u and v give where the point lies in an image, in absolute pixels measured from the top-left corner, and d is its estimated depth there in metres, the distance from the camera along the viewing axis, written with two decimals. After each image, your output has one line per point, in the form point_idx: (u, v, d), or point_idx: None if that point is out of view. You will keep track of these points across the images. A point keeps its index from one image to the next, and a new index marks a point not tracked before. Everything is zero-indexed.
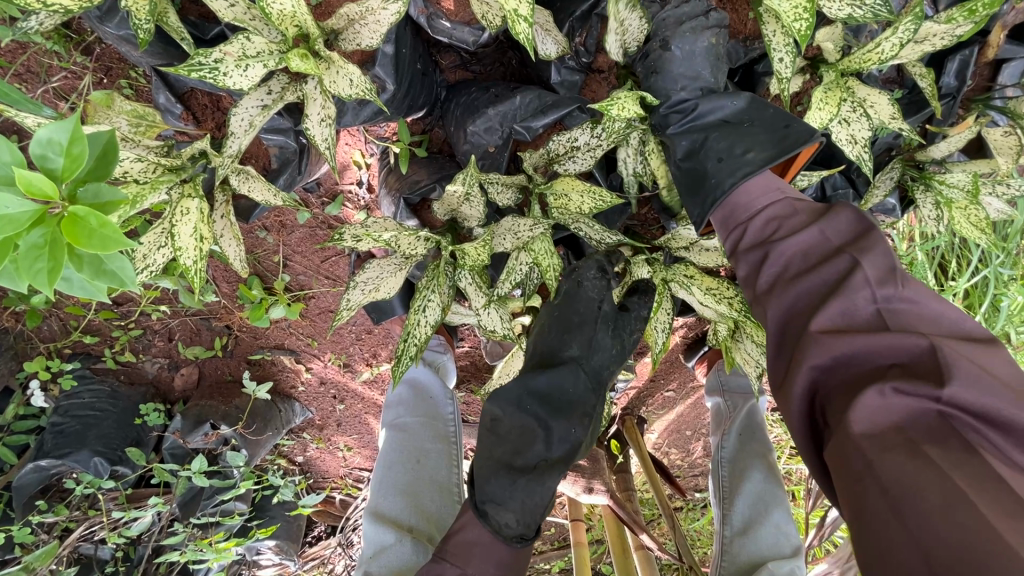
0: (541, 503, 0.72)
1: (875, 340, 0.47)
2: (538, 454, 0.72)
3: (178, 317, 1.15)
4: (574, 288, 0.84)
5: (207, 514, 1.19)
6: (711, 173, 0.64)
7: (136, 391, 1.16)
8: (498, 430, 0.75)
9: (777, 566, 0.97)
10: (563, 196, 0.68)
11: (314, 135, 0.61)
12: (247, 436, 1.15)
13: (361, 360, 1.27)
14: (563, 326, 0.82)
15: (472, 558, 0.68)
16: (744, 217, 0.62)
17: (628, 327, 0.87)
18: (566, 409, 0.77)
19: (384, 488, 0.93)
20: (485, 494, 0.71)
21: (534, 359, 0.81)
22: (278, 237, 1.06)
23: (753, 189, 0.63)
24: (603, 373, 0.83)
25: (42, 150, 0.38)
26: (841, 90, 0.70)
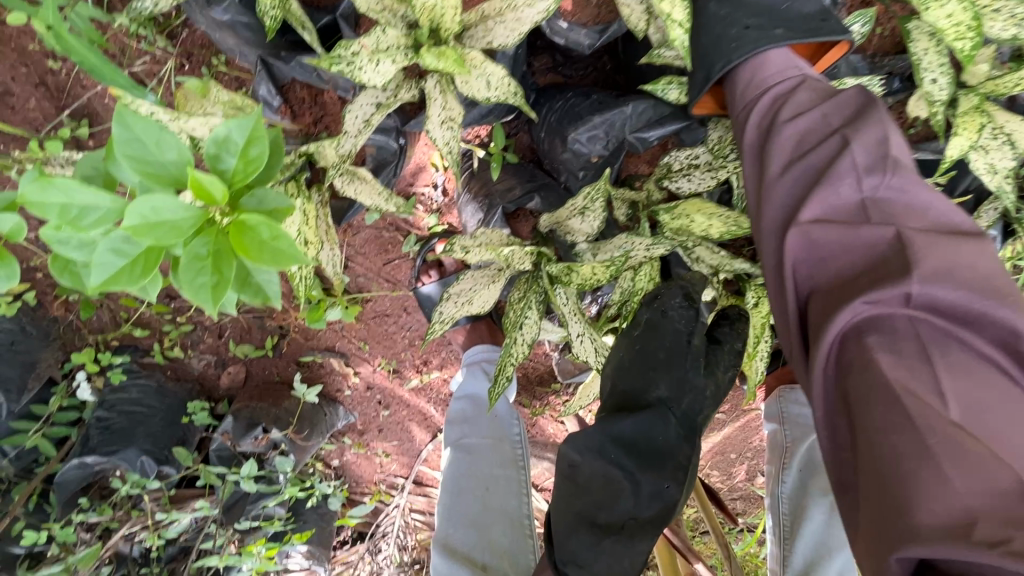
0: (630, 565, 0.66)
1: (853, 231, 0.44)
2: (624, 510, 0.66)
3: (231, 313, 1.11)
4: (657, 315, 0.74)
5: (250, 518, 1.15)
6: (717, 45, 0.57)
7: (183, 387, 1.12)
8: (578, 479, 0.70)
9: None
10: (685, 218, 0.63)
11: (435, 139, 0.57)
12: (297, 441, 1.11)
13: (411, 367, 1.23)
14: (647, 361, 0.72)
15: None
16: (748, 100, 0.56)
17: (722, 362, 0.76)
18: (656, 460, 0.67)
19: (454, 520, 0.94)
20: (567, 555, 0.68)
21: (613, 399, 0.73)
22: (344, 236, 1.02)
23: (766, 71, 0.56)
24: (696, 418, 0.72)
25: (216, 149, 0.33)
26: (981, 116, 0.66)
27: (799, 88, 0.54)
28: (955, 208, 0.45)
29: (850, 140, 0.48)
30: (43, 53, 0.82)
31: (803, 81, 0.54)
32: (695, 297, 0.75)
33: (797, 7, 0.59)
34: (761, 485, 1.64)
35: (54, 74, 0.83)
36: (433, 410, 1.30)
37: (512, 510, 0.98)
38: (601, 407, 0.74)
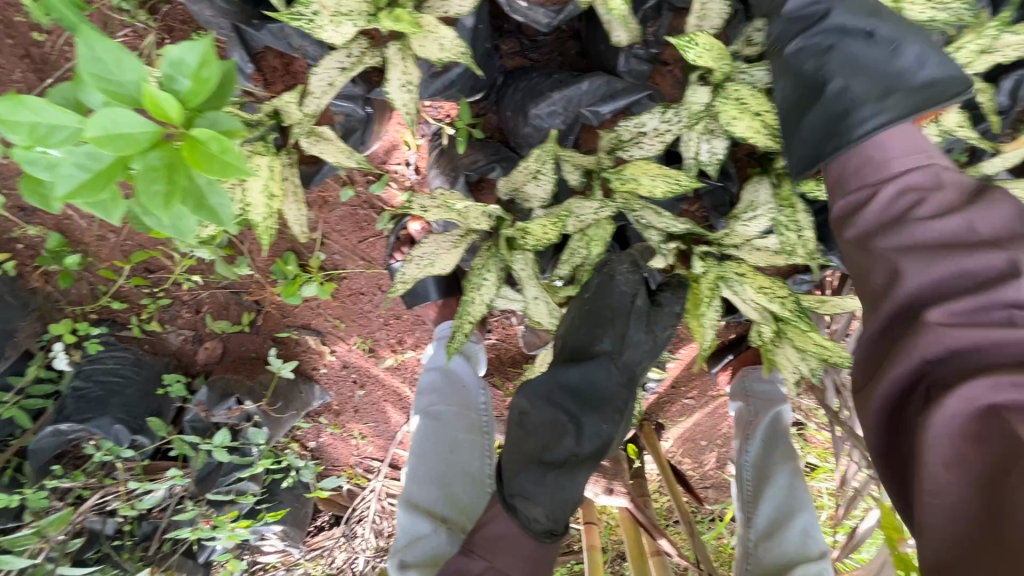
0: (571, 496, 0.75)
1: (999, 332, 0.46)
2: (567, 449, 0.75)
3: (208, 288, 1.13)
4: (604, 280, 0.81)
5: (221, 492, 1.15)
6: (843, 116, 0.59)
7: (160, 360, 1.14)
8: (527, 423, 0.78)
9: (807, 568, 0.99)
10: (632, 181, 0.67)
11: (393, 100, 0.60)
12: (270, 414, 1.13)
13: (386, 346, 1.26)
14: (593, 321, 0.80)
15: (499, 552, 0.73)
16: (864, 176, 0.57)
17: (662, 324, 0.85)
18: (597, 405, 0.78)
19: (418, 479, 1.00)
20: (514, 488, 0.75)
21: (564, 352, 0.82)
22: (319, 213, 1.06)
23: (890, 149, 0.56)
24: (634, 370, 0.82)
25: (172, 71, 0.42)
26: None
27: (925, 168, 0.55)
28: None
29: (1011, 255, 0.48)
30: (29, 26, 0.86)
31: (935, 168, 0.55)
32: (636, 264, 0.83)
33: (918, 79, 0.58)
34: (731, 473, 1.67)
35: (40, 47, 0.86)
36: (408, 390, 1.33)
37: (474, 471, 1.05)
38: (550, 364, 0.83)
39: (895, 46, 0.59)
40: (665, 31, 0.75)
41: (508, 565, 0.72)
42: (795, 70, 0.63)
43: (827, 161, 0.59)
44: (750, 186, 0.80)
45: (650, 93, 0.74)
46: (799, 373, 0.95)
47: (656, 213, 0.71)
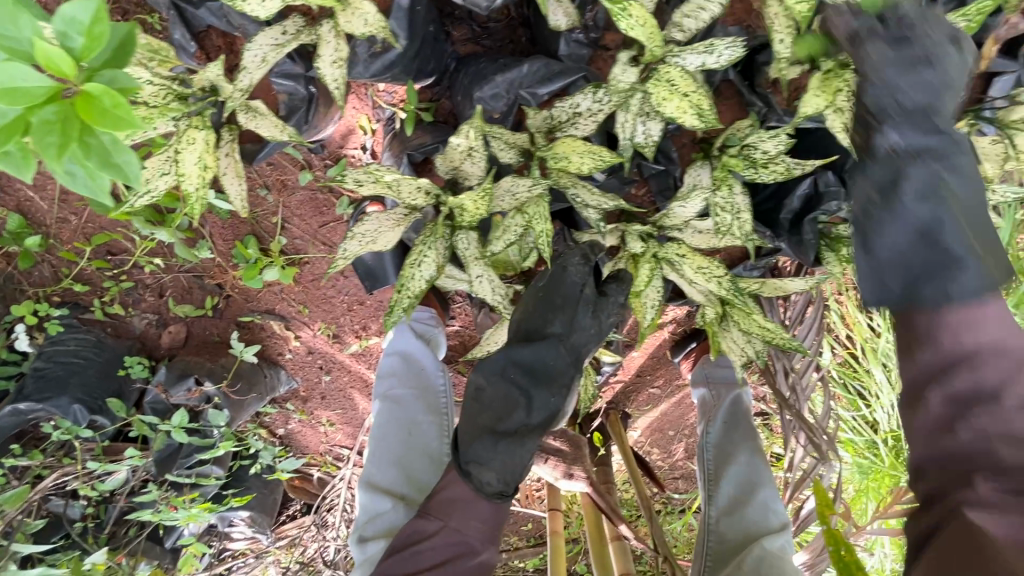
0: (521, 464, 0.79)
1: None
2: (518, 420, 0.79)
3: (171, 272, 1.14)
4: (558, 271, 0.85)
5: (183, 474, 1.16)
6: (950, 270, 0.54)
7: (122, 343, 1.15)
8: (483, 398, 0.80)
9: (771, 542, 1.01)
10: (563, 158, 0.71)
11: (325, 76, 0.63)
12: (231, 396, 1.14)
13: (350, 332, 1.27)
14: (548, 304, 0.83)
15: (454, 512, 0.80)
16: (955, 335, 0.52)
17: (607, 311, 0.86)
18: (546, 380, 0.81)
19: (377, 461, 1.03)
20: (469, 455, 0.78)
21: (518, 332, 0.84)
22: (278, 197, 1.07)
23: (985, 325, 0.52)
24: (582, 350, 0.85)
25: (64, 28, 0.42)
26: (837, 81, 0.74)
27: None
28: None
29: None
30: None
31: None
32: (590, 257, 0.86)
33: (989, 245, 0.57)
34: None
35: None
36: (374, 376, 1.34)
37: (432, 450, 1.08)
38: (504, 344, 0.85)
39: (982, 205, 0.58)
40: (604, 16, 0.77)
41: (461, 525, 0.79)
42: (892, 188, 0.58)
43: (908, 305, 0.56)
44: (693, 168, 0.82)
45: (586, 75, 0.76)
46: (746, 356, 0.98)
47: (588, 189, 0.74)
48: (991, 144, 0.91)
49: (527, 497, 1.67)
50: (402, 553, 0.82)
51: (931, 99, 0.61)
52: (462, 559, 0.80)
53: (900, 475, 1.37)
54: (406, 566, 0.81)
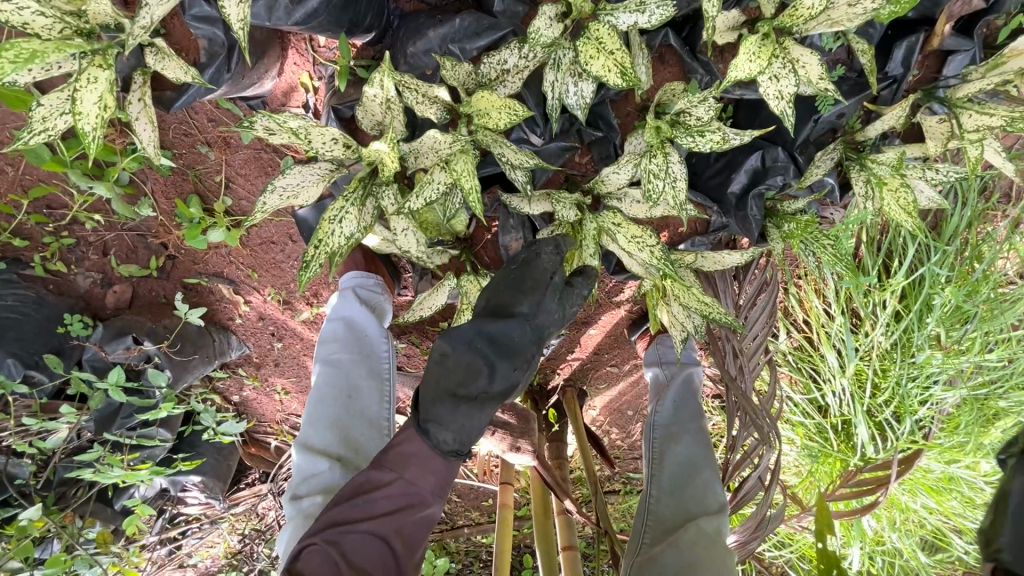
0: (479, 426, 0.81)
1: None
2: (480, 386, 0.80)
3: (114, 230, 1.12)
4: (529, 254, 0.84)
5: (124, 435, 1.17)
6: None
7: (64, 301, 1.13)
8: (446, 363, 0.81)
9: (704, 524, 0.94)
10: (484, 114, 0.71)
11: (229, 14, 0.65)
12: (172, 357, 1.13)
13: (301, 299, 1.26)
14: (517, 286, 0.83)
15: (408, 465, 0.81)
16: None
17: (570, 302, 0.86)
18: (511, 352, 0.82)
19: (317, 424, 1.03)
20: (429, 415, 0.80)
21: (487, 304, 0.84)
22: (220, 154, 1.05)
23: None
24: (546, 332, 0.85)
25: None
26: (773, 46, 0.73)
27: None
28: None
29: None
30: None
31: None
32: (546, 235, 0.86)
33: None
34: None
35: None
36: None
37: (372, 415, 1.06)
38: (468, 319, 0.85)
39: None
40: None
41: (417, 478, 0.81)
42: None
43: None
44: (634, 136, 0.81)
45: (516, 31, 0.75)
46: (686, 332, 0.98)
47: (512, 149, 0.74)
48: (937, 123, 0.90)
49: (485, 473, 1.67)
50: (349, 501, 0.82)
51: None
52: (412, 510, 0.82)
53: (849, 460, 1.38)
54: (355, 514, 0.81)
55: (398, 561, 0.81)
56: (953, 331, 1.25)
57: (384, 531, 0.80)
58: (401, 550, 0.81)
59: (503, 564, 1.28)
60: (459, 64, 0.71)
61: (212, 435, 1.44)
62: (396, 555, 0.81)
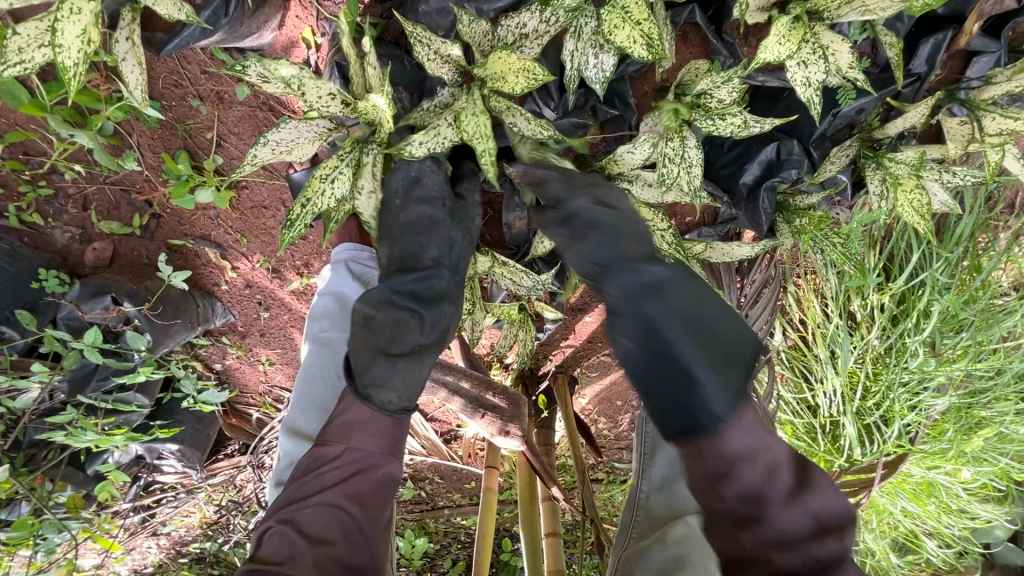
0: (422, 378, 0.78)
1: None
2: (413, 339, 0.77)
3: (95, 183, 1.06)
4: (411, 181, 0.80)
5: (100, 398, 1.13)
6: (688, 383, 0.61)
7: (39, 256, 1.07)
8: (372, 326, 0.76)
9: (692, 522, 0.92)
10: (500, 78, 0.67)
11: None
12: (153, 320, 1.08)
13: (291, 268, 1.22)
14: (413, 229, 0.80)
15: (352, 433, 0.74)
16: (718, 448, 0.59)
17: (469, 214, 0.84)
18: (436, 299, 0.80)
19: (302, 406, 0.99)
20: (367, 380, 0.74)
21: (392, 262, 0.81)
22: (213, 109, 0.99)
23: (733, 424, 0.60)
24: (462, 265, 0.84)
25: None
26: (803, 30, 0.69)
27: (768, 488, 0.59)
28: None
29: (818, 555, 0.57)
30: None
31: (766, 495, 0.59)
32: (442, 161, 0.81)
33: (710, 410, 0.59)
34: None
35: None
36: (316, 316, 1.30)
37: None
38: (381, 276, 0.82)
39: (690, 345, 0.62)
40: None
41: (363, 442, 0.74)
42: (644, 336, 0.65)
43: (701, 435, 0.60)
44: (649, 117, 0.78)
45: None
46: None
47: (525, 119, 0.71)
48: (958, 125, 0.88)
49: (470, 455, 1.66)
50: (299, 480, 0.75)
51: (657, 293, 0.66)
52: (367, 473, 0.74)
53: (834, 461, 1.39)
54: (308, 489, 0.73)
55: (362, 525, 0.72)
56: (948, 338, 1.25)
57: (338, 499, 0.72)
58: (362, 516, 0.72)
59: (484, 550, 1.26)
60: (477, 22, 0.66)
61: (193, 402, 1.40)
62: (357, 520, 0.72)
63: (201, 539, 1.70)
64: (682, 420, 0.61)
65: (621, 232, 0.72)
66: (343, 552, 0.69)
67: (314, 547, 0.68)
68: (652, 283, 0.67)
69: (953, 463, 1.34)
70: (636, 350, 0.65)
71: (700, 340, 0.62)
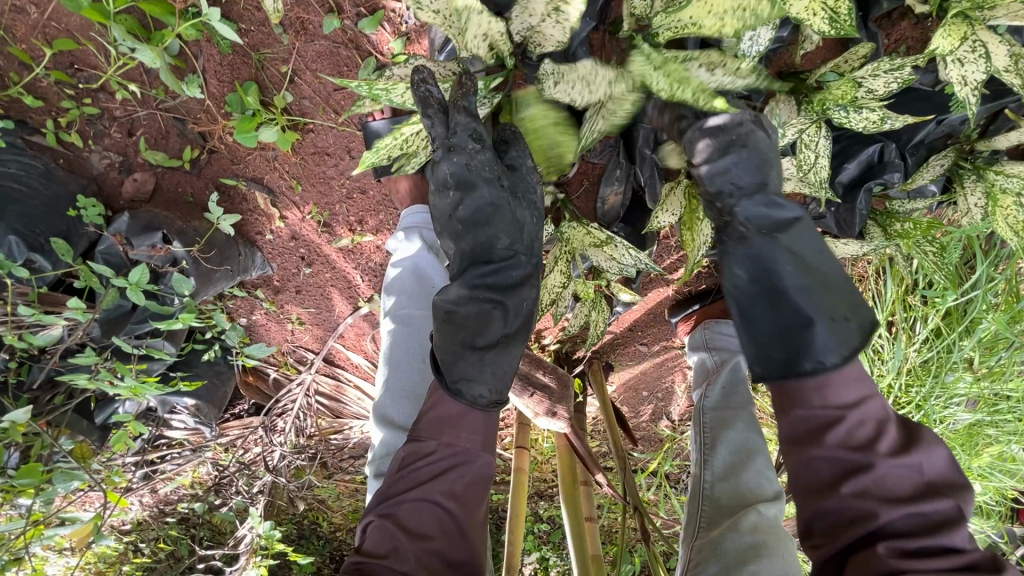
0: (509, 369, 0.76)
1: (933, 559, 0.55)
2: (498, 331, 0.75)
3: (148, 107, 0.97)
4: (460, 170, 0.72)
5: (131, 343, 1.04)
6: (804, 327, 0.65)
7: (76, 181, 0.97)
8: (454, 319, 0.75)
9: (766, 509, 0.90)
10: (689, 27, 0.61)
11: None
12: (201, 264, 1.00)
13: (344, 224, 1.14)
14: (477, 220, 0.75)
15: (443, 431, 0.73)
16: (823, 396, 0.64)
17: (527, 180, 0.75)
18: (515, 286, 0.77)
19: (391, 393, 0.95)
20: (456, 375, 0.73)
21: (463, 253, 0.77)
22: (294, 40, 0.91)
23: (841, 377, 0.64)
24: (537, 243, 0.80)
25: None
26: (964, 26, 0.67)
27: (896, 462, 0.60)
28: (944, 560, 0.55)
29: (942, 520, 0.57)
30: None
31: (892, 466, 0.60)
32: (486, 138, 0.71)
33: (811, 344, 0.65)
34: (665, 427, 1.69)
35: None
36: (360, 277, 1.23)
37: None
38: (453, 270, 0.79)
39: (804, 294, 0.66)
40: None
41: (456, 437, 0.73)
42: (755, 276, 0.69)
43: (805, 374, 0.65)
44: (775, 102, 0.75)
45: None
46: None
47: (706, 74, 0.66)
48: None
49: None
50: (396, 474, 0.75)
51: (782, 247, 0.67)
52: (462, 469, 0.73)
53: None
54: (404, 484, 0.73)
55: (459, 520, 0.72)
56: (986, 357, 1.27)
57: (435, 495, 0.71)
58: (459, 512, 0.72)
59: (517, 528, 1.24)
60: None
61: (236, 355, 1.37)
62: (453, 515, 0.71)
63: (190, 500, 1.60)
64: (792, 361, 0.66)
65: (762, 163, 0.67)
66: (443, 547, 0.70)
67: (414, 541, 0.69)
68: (784, 222, 0.68)
69: None
70: (750, 287, 0.69)
71: (804, 278, 0.67)
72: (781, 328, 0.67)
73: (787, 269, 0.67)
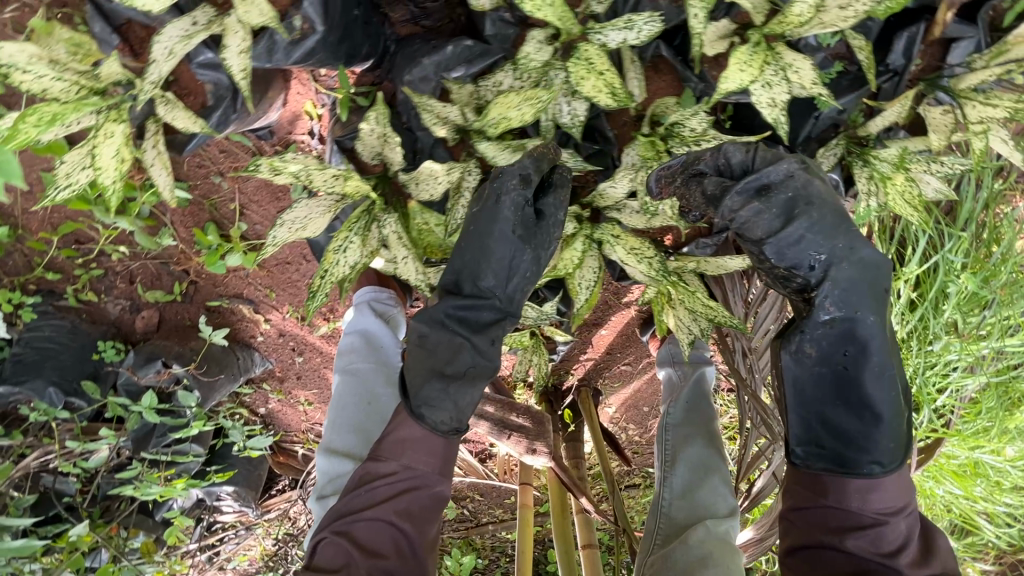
0: (471, 403, 0.82)
1: None
2: (465, 362, 0.80)
3: (138, 259, 1.18)
4: (491, 201, 0.77)
5: (160, 453, 1.23)
6: (870, 423, 0.71)
7: (97, 329, 1.19)
8: (427, 344, 0.81)
9: (713, 524, 0.99)
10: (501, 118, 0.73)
11: (231, 65, 0.73)
12: (200, 378, 1.19)
13: (319, 315, 1.31)
14: (478, 251, 0.78)
15: (405, 451, 0.80)
16: (862, 498, 0.71)
17: (546, 235, 0.80)
18: (487, 326, 0.81)
19: (340, 429, 1.05)
20: (421, 399, 0.80)
21: (453, 273, 0.81)
22: (233, 183, 1.11)
23: (889, 482, 0.71)
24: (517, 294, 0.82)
25: None
26: (764, 54, 0.73)
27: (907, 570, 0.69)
28: None
29: None
30: None
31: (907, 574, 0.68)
32: (533, 180, 0.77)
33: (865, 443, 0.72)
34: None
35: None
36: None
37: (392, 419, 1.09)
38: (439, 285, 0.83)
39: (871, 390, 0.71)
40: None
41: (417, 460, 0.80)
42: (824, 363, 0.72)
43: (855, 471, 0.72)
44: (630, 147, 0.81)
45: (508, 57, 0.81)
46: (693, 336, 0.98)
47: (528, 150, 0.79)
48: (940, 115, 0.88)
49: (505, 473, 1.68)
50: (351, 494, 0.82)
51: (858, 341, 0.70)
52: (419, 492, 0.80)
53: None
54: (362, 501, 0.81)
55: (410, 538, 0.80)
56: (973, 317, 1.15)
57: (389, 515, 0.79)
58: (410, 529, 0.79)
59: (524, 561, 1.31)
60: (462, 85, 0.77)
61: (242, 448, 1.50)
62: (406, 533, 0.79)
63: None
64: (842, 454, 0.73)
65: (838, 226, 0.69)
66: (394, 565, 0.78)
67: (368, 557, 0.77)
68: (870, 306, 0.69)
69: (996, 443, 1.19)
70: (822, 371, 0.73)
71: (874, 380, 0.71)
72: (842, 417, 0.73)
73: (858, 365, 0.71)
